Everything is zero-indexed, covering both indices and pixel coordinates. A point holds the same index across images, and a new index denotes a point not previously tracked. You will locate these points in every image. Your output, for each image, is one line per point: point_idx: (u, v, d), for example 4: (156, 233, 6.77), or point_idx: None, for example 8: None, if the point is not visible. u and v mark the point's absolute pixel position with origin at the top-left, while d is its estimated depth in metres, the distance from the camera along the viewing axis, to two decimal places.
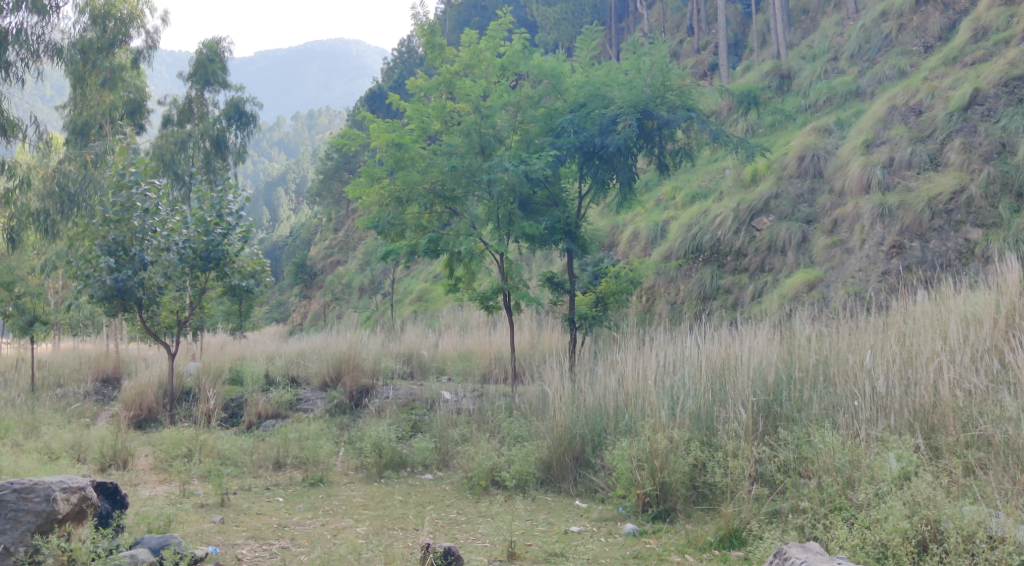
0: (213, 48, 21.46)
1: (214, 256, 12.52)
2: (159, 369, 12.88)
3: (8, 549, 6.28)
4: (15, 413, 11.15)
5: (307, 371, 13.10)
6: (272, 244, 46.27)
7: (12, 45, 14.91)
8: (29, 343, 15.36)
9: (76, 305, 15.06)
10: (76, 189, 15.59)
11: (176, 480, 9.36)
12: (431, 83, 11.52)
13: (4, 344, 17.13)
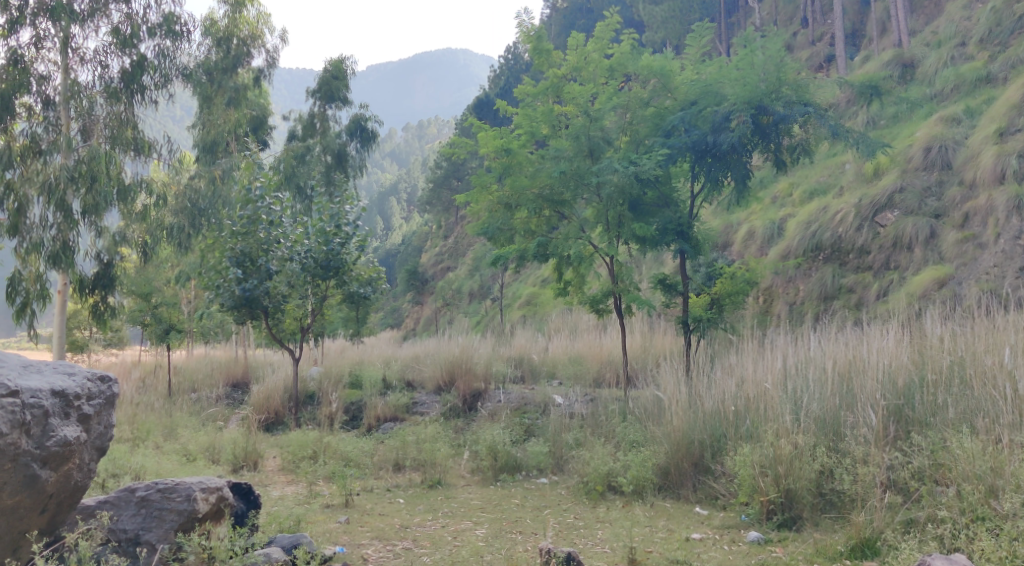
0: (339, 66, 21.75)
1: (333, 264, 12.77)
2: (283, 374, 13.30)
3: (154, 546, 6.52)
4: (154, 416, 11.66)
5: (421, 375, 13.26)
6: (385, 252, 47.34)
7: (149, 71, 15.22)
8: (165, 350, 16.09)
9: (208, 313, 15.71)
10: (206, 206, 16.19)
11: (304, 481, 9.62)
12: (539, 88, 11.67)
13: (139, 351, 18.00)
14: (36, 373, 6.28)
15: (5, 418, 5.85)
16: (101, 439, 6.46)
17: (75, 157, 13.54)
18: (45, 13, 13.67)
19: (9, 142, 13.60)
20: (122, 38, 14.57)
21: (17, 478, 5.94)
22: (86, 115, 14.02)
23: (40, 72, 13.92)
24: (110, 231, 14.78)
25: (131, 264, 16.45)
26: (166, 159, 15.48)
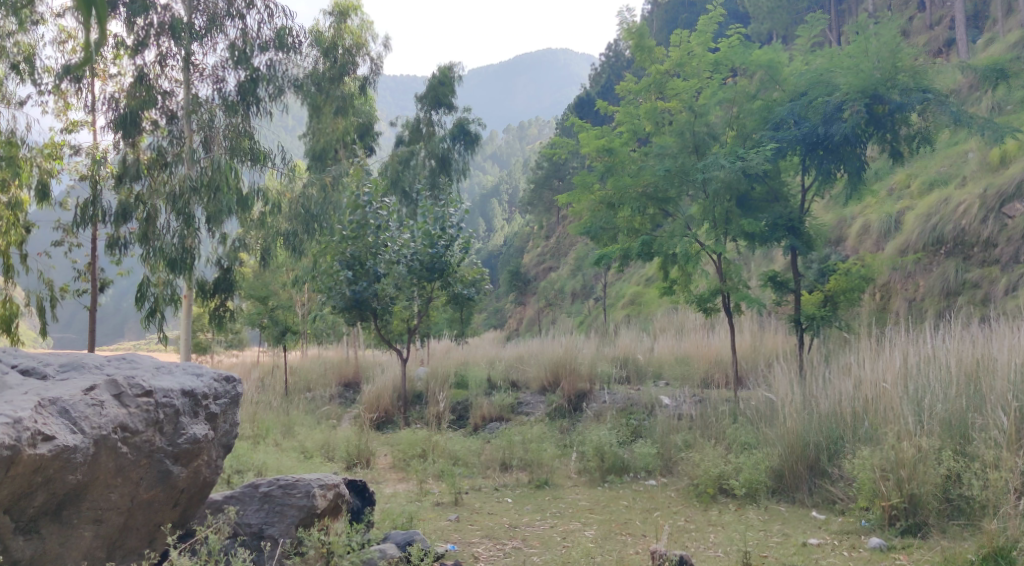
0: (446, 73, 21.83)
1: (438, 267, 12.92)
2: (392, 374, 13.51)
3: (276, 540, 6.71)
4: (272, 415, 12.00)
5: (525, 376, 13.27)
6: (488, 254, 47.83)
7: (263, 84, 14.56)
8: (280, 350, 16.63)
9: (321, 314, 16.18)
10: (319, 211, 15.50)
11: (414, 479, 9.78)
12: (641, 84, 11.48)
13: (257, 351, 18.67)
14: (167, 373, 6.58)
15: (140, 416, 6.11)
16: (226, 436, 6.79)
17: (198, 168, 13.17)
18: (166, 31, 13.29)
19: (136, 156, 13.20)
20: (239, 52, 13.99)
21: (152, 475, 6.18)
22: (206, 127, 13.68)
23: (163, 87, 13.74)
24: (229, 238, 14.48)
25: (248, 269, 16.96)
26: (281, 170, 14.90)
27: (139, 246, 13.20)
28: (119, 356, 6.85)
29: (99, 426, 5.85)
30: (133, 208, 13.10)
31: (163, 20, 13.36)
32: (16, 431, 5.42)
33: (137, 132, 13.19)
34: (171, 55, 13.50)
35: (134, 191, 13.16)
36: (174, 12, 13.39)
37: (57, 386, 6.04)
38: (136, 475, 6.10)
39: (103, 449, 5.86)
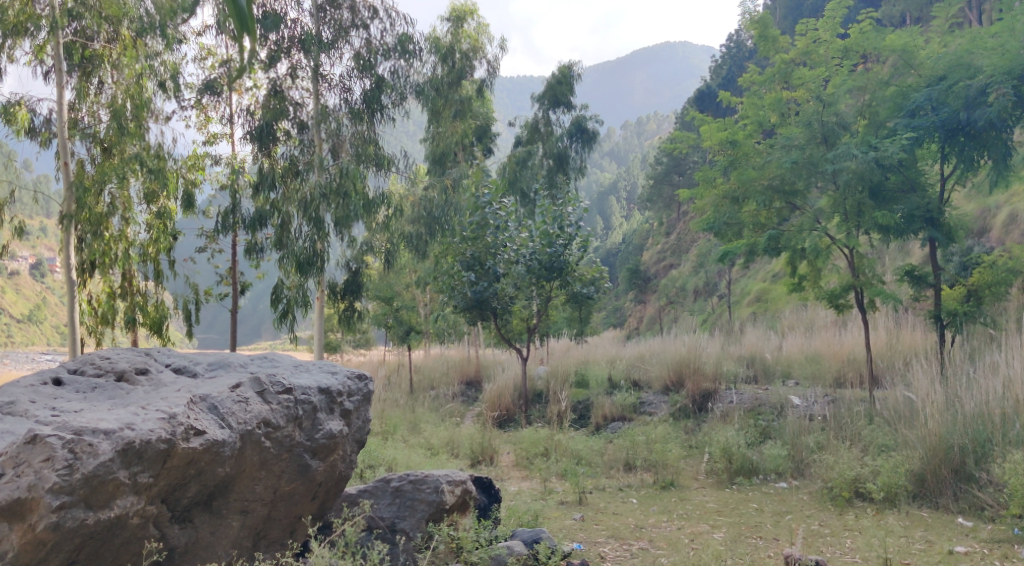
0: (565, 70, 21.51)
1: (557, 266, 12.81)
2: (514, 373, 13.56)
3: (408, 534, 7.07)
4: (399, 412, 12.23)
5: (648, 375, 13.05)
6: (607, 252, 47.53)
7: (388, 91, 14.29)
8: (405, 349, 16.94)
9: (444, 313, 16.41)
10: (440, 212, 15.22)
11: (538, 477, 9.75)
12: (765, 75, 11.15)
13: (383, 350, 19.09)
14: (305, 371, 6.97)
15: (281, 412, 6.41)
16: (360, 432, 7.08)
17: (328, 174, 13.06)
18: (297, 45, 13.05)
19: (272, 165, 13.16)
20: (363, 62, 13.76)
21: (293, 467, 6.46)
22: (334, 135, 13.62)
23: (293, 99, 13.57)
24: (358, 241, 14.41)
25: (373, 270, 17.33)
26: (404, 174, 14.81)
27: (274, 250, 13.33)
28: (261, 356, 7.27)
29: (245, 422, 6.16)
30: (269, 214, 13.17)
31: (293, 34, 13.11)
32: (172, 426, 5.75)
33: (271, 143, 13.36)
34: (301, 68, 13.28)
35: (270, 198, 13.20)
36: (302, 25, 13.15)
37: (207, 384, 6.41)
38: (279, 468, 6.39)
39: (249, 442, 6.16)
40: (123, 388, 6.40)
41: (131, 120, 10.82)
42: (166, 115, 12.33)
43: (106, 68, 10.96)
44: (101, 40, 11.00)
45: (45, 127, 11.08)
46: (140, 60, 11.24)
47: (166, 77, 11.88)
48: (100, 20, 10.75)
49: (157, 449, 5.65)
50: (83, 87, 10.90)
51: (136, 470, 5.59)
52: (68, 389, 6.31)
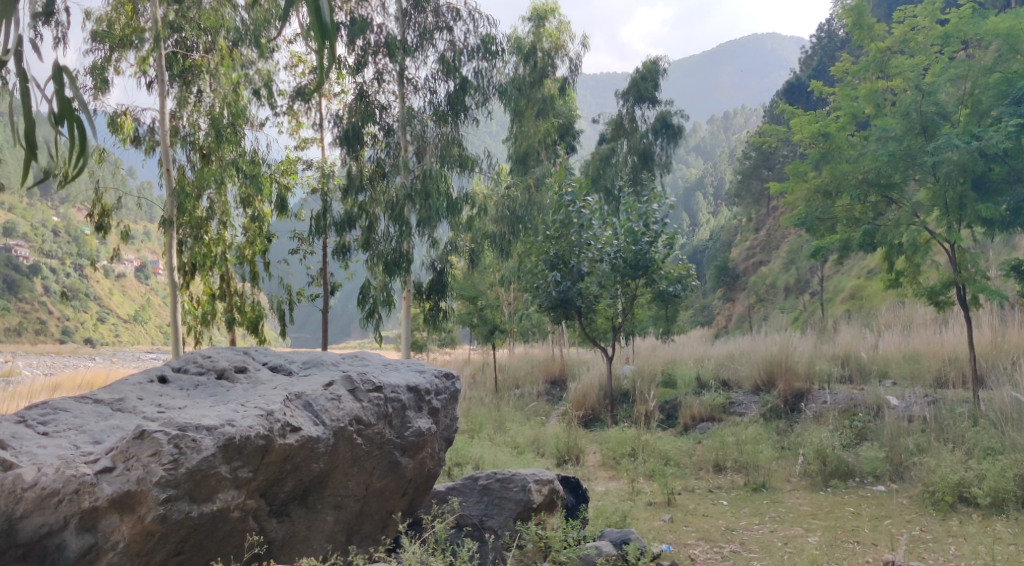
0: (650, 66, 21.21)
1: (643, 264, 12.61)
2: (599, 371, 13.51)
3: (496, 532, 7.09)
4: (485, 411, 12.27)
5: (737, 374, 12.78)
6: (693, 249, 46.90)
7: (473, 92, 14.28)
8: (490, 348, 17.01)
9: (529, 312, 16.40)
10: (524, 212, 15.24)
11: (625, 477, 9.66)
12: (859, 65, 10.86)
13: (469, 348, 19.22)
14: (394, 370, 7.07)
15: (372, 410, 6.50)
16: (447, 430, 7.18)
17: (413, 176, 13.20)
18: (382, 50, 13.15)
19: (360, 167, 13.29)
20: (447, 64, 13.79)
21: (384, 464, 6.56)
22: (420, 138, 13.70)
23: (380, 103, 13.68)
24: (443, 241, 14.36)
25: (458, 269, 17.42)
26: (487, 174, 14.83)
27: (361, 251, 13.47)
28: (352, 355, 7.43)
29: (338, 419, 6.26)
30: (356, 217, 13.32)
31: (379, 40, 13.25)
32: (269, 422, 5.86)
33: (359, 145, 13.50)
34: (387, 72, 13.42)
35: (358, 200, 13.30)
36: (388, 30, 13.28)
37: (301, 382, 6.52)
38: (370, 465, 6.50)
39: (342, 439, 6.26)
40: (224, 385, 6.53)
41: (228, 127, 11.06)
42: (260, 121, 12.50)
43: (205, 77, 11.26)
44: (199, 50, 11.32)
45: (149, 136, 11.51)
46: (236, 69, 11.50)
47: (261, 84, 11.97)
48: (199, 32, 11.02)
49: (256, 444, 5.75)
50: (184, 96, 11.24)
51: (237, 465, 5.70)
52: (172, 386, 6.51)
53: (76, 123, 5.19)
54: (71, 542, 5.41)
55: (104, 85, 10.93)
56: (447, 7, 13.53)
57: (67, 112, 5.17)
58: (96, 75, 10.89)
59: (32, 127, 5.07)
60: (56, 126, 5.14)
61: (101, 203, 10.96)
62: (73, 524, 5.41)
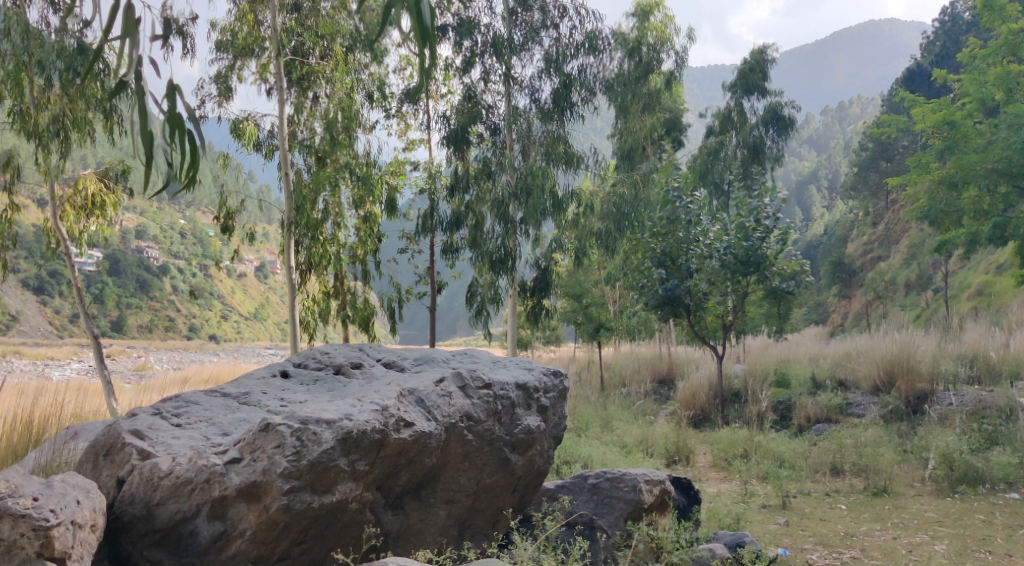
0: (758, 56, 20.67)
1: (754, 260, 12.26)
2: (708, 370, 13.26)
3: (606, 532, 7.01)
4: (591, 409, 12.19)
5: (855, 374, 12.31)
6: (807, 244, 45.60)
7: (577, 89, 14.16)
8: (597, 346, 16.90)
9: (637, 310, 16.23)
10: (631, 208, 14.60)
11: (737, 479, 9.44)
12: (990, 49, 10.33)
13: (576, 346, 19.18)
14: (503, 367, 7.07)
15: (482, 406, 6.52)
16: (556, 428, 7.15)
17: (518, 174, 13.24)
18: (489, 50, 13.12)
19: (466, 167, 13.38)
20: (549, 60, 13.70)
21: (494, 460, 6.56)
22: (525, 136, 13.62)
23: (486, 103, 13.69)
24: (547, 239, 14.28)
25: (564, 266, 17.35)
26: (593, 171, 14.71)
27: (469, 249, 13.55)
28: (460, 352, 7.46)
29: (449, 415, 6.29)
30: (465, 216, 13.32)
31: (488, 39, 13.22)
32: (384, 417, 5.91)
33: (465, 146, 13.54)
34: (493, 72, 13.40)
35: (465, 200, 13.46)
36: (495, 29, 13.24)
37: (413, 378, 6.55)
38: (481, 461, 6.50)
39: (453, 435, 6.28)
40: (340, 381, 6.62)
41: (342, 130, 11.26)
42: (370, 124, 12.65)
43: (321, 82, 11.53)
44: (316, 55, 11.53)
45: (269, 140, 11.88)
46: (351, 74, 11.73)
47: (374, 88, 12.18)
48: (316, 39, 11.36)
49: (372, 438, 5.81)
50: (301, 101, 11.56)
51: (355, 458, 5.77)
52: (293, 381, 6.64)
53: (188, 137, 4.73)
54: (203, 529, 5.58)
55: (227, 93, 11.26)
56: (553, 4, 13.48)
57: (176, 124, 4.72)
58: (221, 82, 11.25)
59: (144, 140, 4.65)
60: (167, 140, 4.70)
61: (226, 207, 11.30)
62: (204, 512, 5.58)
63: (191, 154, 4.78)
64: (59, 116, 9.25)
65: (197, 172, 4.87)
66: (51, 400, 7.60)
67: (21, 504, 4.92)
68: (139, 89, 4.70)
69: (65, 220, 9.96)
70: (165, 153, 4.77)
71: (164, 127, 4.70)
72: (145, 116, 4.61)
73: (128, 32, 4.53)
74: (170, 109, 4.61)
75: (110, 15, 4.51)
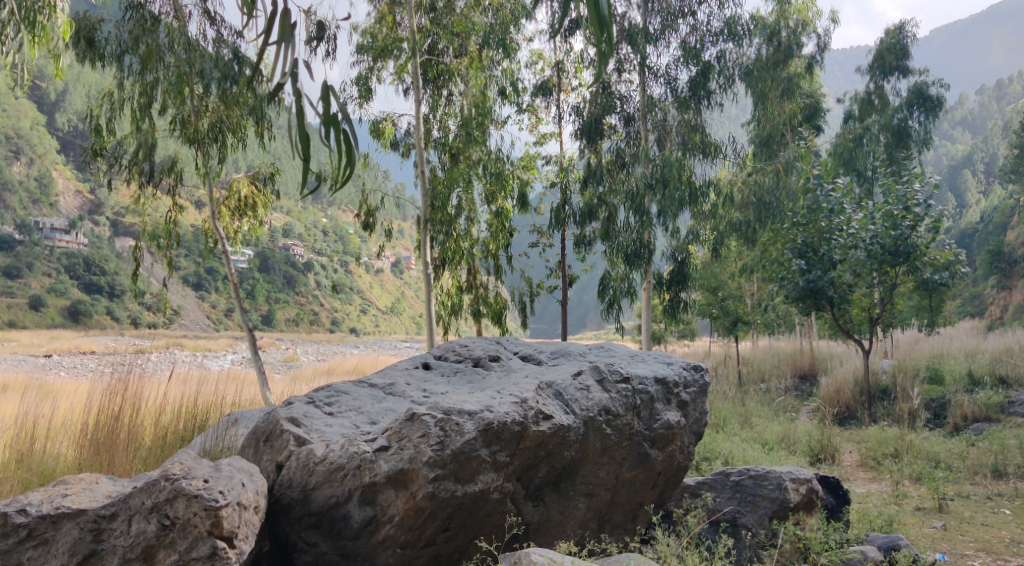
0: (895, 33, 19.64)
1: (903, 250, 11.67)
2: (854, 366, 12.76)
3: (750, 530, 6.82)
4: (730, 405, 11.89)
5: (1019, 372, 11.67)
6: (961, 232, 43.31)
7: (716, 76, 13.80)
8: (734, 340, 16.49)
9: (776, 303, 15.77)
10: (771, 198, 14.70)
11: (889, 479, 9.01)
12: None
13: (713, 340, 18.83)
14: (641, 361, 6.95)
15: (620, 400, 6.42)
16: (697, 424, 7.00)
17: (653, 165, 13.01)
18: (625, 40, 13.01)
19: (599, 159, 13.24)
20: (686, 48, 13.39)
21: (634, 455, 6.48)
22: (660, 126, 13.36)
23: (620, 93, 13.50)
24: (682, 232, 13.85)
25: (699, 258, 17.01)
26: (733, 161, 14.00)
27: (601, 242, 13.35)
28: (598, 345, 7.39)
29: (588, 408, 6.23)
30: (598, 207, 13.04)
31: (624, 29, 13.11)
32: (524, 409, 5.93)
33: (599, 138, 13.40)
34: (629, 61, 13.22)
35: (598, 192, 13.14)
36: (631, 18, 13.05)
37: (551, 371, 6.54)
38: (621, 455, 6.42)
39: (592, 428, 6.23)
40: (479, 373, 6.69)
41: (477, 126, 11.44)
42: (502, 120, 12.66)
43: (456, 80, 11.69)
44: (451, 53, 11.66)
45: (406, 138, 12.10)
46: (486, 71, 11.81)
47: (507, 83, 12.14)
48: (453, 37, 11.41)
49: (513, 430, 5.84)
50: (436, 99, 11.78)
51: (496, 449, 5.81)
52: (435, 372, 6.73)
53: (341, 135, 4.84)
54: (355, 513, 5.71)
55: (367, 94, 11.53)
56: None
57: (332, 124, 4.84)
58: (361, 84, 11.53)
59: (301, 140, 4.80)
60: (324, 141, 4.83)
61: (367, 204, 11.48)
62: (356, 497, 5.70)
63: (347, 154, 4.89)
64: (217, 123, 9.66)
65: (351, 169, 4.99)
66: (213, 387, 8.07)
67: (194, 485, 5.16)
68: (295, 93, 4.85)
69: (222, 221, 10.41)
70: (321, 152, 4.92)
71: (319, 127, 4.84)
72: (304, 117, 4.76)
73: (285, 37, 4.69)
74: (325, 110, 4.75)
75: (269, 21, 4.71)
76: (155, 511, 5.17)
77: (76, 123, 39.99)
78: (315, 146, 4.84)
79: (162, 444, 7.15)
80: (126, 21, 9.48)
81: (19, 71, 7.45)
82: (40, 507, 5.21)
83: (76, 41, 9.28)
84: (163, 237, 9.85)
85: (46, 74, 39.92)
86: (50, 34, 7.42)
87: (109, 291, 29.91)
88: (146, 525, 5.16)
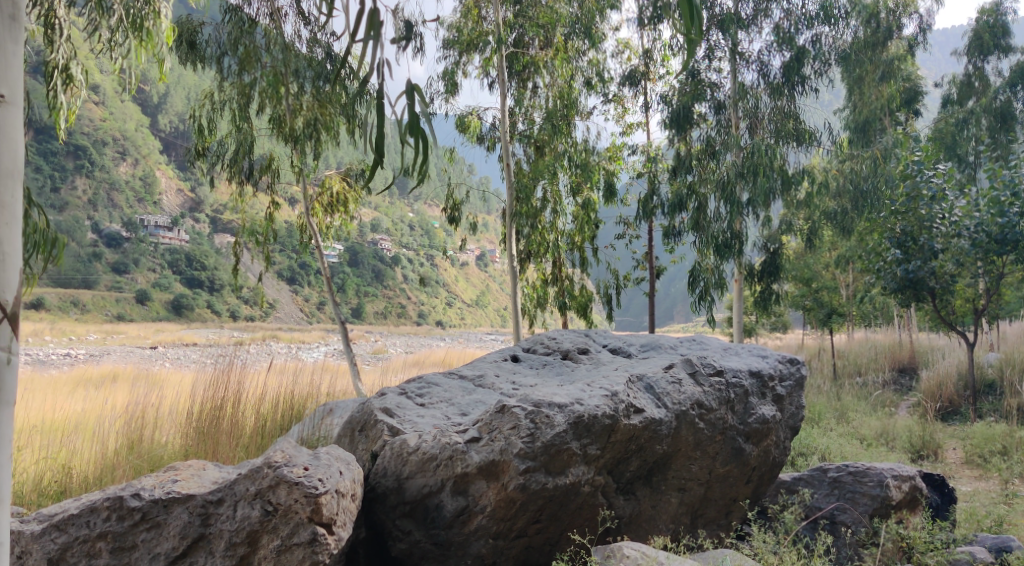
0: (993, 12, 18.76)
1: (1012, 237, 11.11)
2: (957, 359, 12.26)
3: (849, 528, 6.61)
4: (825, 399, 11.58)
5: None
6: None
7: (809, 61, 13.45)
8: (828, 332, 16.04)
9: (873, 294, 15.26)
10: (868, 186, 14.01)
11: (997, 477, 8.63)
12: None
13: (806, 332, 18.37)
14: (734, 355, 6.81)
15: (713, 394, 6.29)
16: (793, 419, 6.83)
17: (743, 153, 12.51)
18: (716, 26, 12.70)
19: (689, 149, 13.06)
20: (780, 33, 13.05)
21: (727, 450, 6.34)
22: (752, 113, 13.12)
23: (711, 80, 13.23)
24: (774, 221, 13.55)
25: (792, 248, 16.59)
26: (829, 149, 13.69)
27: (690, 233, 13.13)
28: (689, 338, 7.26)
29: (680, 402, 6.11)
30: (686, 198, 12.85)
31: (716, 14, 12.78)
32: (615, 402, 5.83)
33: (687, 126, 13.07)
34: (719, 47, 12.97)
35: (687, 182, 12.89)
36: (722, 4, 12.74)
37: (641, 364, 6.44)
38: (714, 450, 6.29)
39: (684, 423, 6.11)
40: (569, 365, 6.64)
41: (562, 118, 11.41)
42: (588, 110, 12.56)
43: (541, 71, 11.56)
44: (536, 45, 11.70)
45: (491, 133, 12.16)
46: (573, 62, 11.73)
47: (592, 74, 12.12)
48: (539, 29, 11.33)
49: (604, 423, 5.75)
50: (521, 92, 11.81)
51: (587, 442, 5.73)
52: (524, 365, 6.71)
53: (421, 133, 4.66)
54: (447, 503, 5.70)
55: (454, 88, 11.57)
56: None
57: (413, 123, 4.66)
58: (448, 79, 11.57)
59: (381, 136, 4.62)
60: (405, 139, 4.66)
61: (453, 198, 11.50)
62: (448, 487, 5.69)
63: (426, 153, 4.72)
64: (312, 121, 9.84)
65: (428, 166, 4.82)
66: (308, 378, 8.26)
67: (295, 473, 5.25)
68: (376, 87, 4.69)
69: (315, 216, 10.63)
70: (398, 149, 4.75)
71: (399, 123, 4.66)
72: (383, 115, 4.61)
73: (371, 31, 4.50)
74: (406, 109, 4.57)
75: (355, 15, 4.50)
76: (260, 497, 5.27)
77: (177, 123, 41.52)
78: (393, 144, 4.68)
79: (262, 433, 7.33)
80: (225, 23, 9.69)
81: (127, 75, 7.70)
82: (153, 491, 5.35)
83: (179, 44, 9.68)
84: (261, 232, 10.09)
85: (149, 77, 41.54)
86: (155, 40, 7.61)
87: (208, 285, 30.92)
88: (251, 511, 5.26)
